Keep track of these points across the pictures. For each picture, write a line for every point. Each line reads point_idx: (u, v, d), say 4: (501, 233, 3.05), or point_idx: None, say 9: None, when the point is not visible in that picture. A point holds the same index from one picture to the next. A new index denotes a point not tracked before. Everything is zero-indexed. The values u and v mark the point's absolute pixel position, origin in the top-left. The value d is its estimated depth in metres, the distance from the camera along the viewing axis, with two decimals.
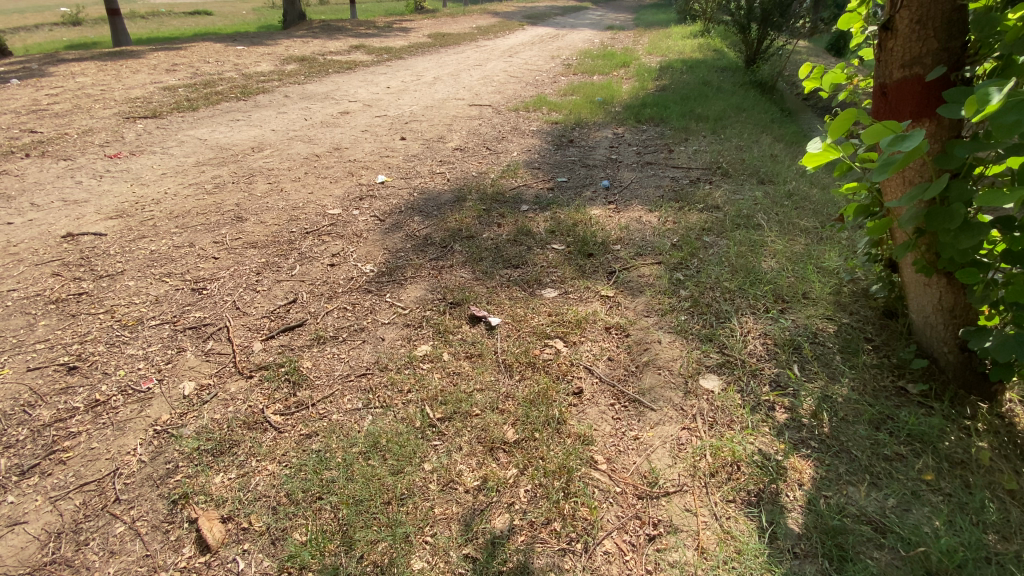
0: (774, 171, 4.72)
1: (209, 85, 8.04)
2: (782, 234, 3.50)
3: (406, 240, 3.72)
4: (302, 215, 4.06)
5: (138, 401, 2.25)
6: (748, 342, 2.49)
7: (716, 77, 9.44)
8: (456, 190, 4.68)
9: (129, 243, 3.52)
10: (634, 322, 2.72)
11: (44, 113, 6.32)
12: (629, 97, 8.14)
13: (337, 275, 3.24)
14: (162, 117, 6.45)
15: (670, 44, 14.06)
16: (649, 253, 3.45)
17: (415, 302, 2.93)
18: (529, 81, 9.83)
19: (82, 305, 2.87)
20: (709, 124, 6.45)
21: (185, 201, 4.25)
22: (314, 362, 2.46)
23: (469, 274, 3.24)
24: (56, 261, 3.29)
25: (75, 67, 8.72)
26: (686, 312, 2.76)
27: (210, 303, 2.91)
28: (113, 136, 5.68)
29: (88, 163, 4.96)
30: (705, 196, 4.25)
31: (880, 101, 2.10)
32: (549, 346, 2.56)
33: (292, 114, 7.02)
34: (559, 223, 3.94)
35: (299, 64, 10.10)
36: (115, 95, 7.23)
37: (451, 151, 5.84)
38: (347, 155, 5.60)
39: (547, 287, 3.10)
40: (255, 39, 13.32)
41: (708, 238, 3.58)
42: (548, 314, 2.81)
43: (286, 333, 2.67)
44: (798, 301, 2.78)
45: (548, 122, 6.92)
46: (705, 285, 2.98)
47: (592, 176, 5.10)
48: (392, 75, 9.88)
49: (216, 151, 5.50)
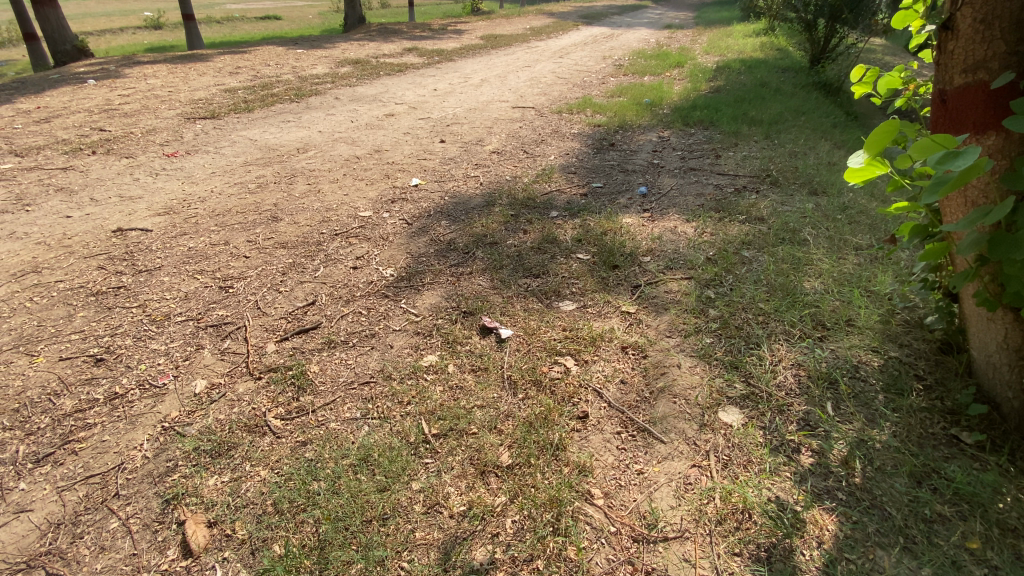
0: (830, 181, 4.34)
1: (266, 88, 8.41)
2: (830, 252, 3.19)
3: (430, 244, 3.69)
4: (334, 216, 4.13)
5: (153, 396, 2.34)
6: (778, 372, 2.26)
7: (777, 78, 8.89)
8: (487, 194, 4.63)
9: (170, 240, 3.70)
10: (653, 342, 2.55)
11: (116, 113, 6.82)
12: (679, 99, 7.81)
13: (358, 278, 3.26)
14: (220, 118, 6.81)
15: (730, 43, 13.40)
16: (679, 267, 3.24)
17: (428, 310, 2.88)
18: (576, 83, 9.64)
19: (118, 298, 3.03)
20: (763, 128, 6.06)
21: (227, 200, 4.44)
22: (322, 367, 2.45)
23: (487, 282, 3.16)
24: (103, 255, 3.50)
25: (149, 70, 9.38)
26: (711, 334, 2.56)
27: (233, 301, 2.99)
28: (173, 136, 6.04)
29: (148, 161, 5.29)
30: (749, 207, 3.97)
31: (938, 110, 1.84)
32: (559, 364, 2.44)
33: (339, 116, 7.22)
34: (587, 232, 3.80)
35: (353, 67, 10.42)
36: (181, 96, 7.72)
37: (487, 154, 5.80)
38: (386, 157, 5.69)
39: (566, 299, 2.97)
40: (315, 42, 13.91)
41: (747, 253, 3.32)
42: (563, 328, 2.69)
43: (299, 335, 2.69)
44: (841, 329, 2.51)
45: (590, 125, 6.75)
46: (736, 305, 2.76)
47: (629, 181, 4.90)
48: (441, 77, 9.99)
49: (264, 151, 5.72)
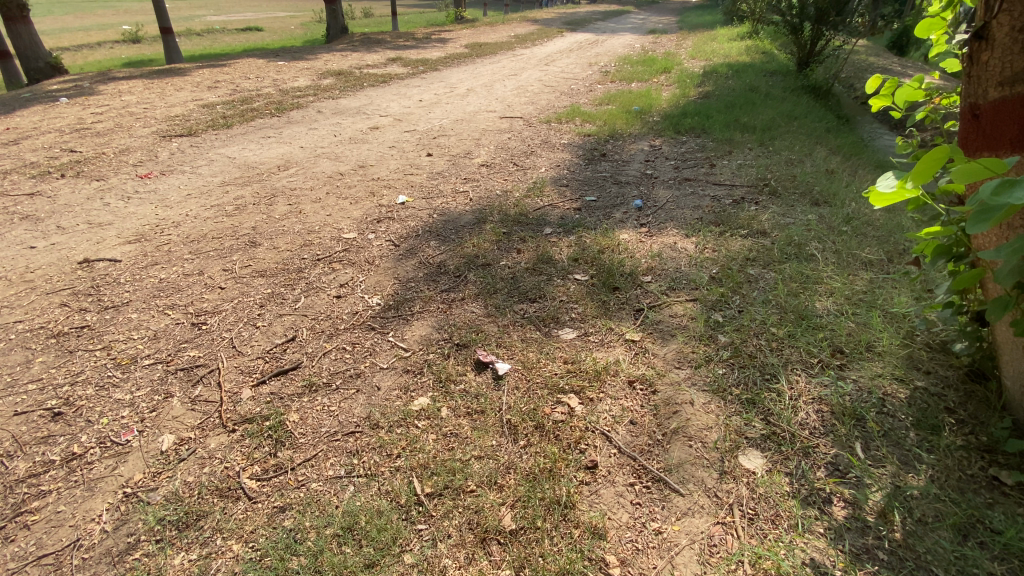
0: (830, 190, 4.22)
1: (246, 102, 8.17)
2: (840, 268, 3.05)
3: (419, 268, 3.49)
4: (316, 240, 3.92)
5: (115, 456, 2.11)
6: (799, 409, 2.09)
7: (765, 82, 8.83)
8: (477, 211, 4.44)
9: (140, 271, 3.47)
10: (662, 375, 2.37)
11: (88, 133, 6.54)
12: (669, 105, 7.71)
13: (342, 308, 3.05)
14: (197, 135, 6.56)
15: (714, 47, 13.40)
16: (683, 287, 3.07)
17: (418, 343, 2.68)
18: (564, 90, 9.52)
19: (81, 340, 2.79)
20: (756, 135, 5.95)
21: (203, 224, 4.21)
22: (302, 416, 2.24)
23: (480, 309, 2.97)
24: (67, 290, 3.25)
25: (124, 85, 9.09)
26: (724, 365, 2.38)
27: (207, 340, 2.76)
28: (147, 156, 5.78)
29: (120, 184, 5.03)
30: (750, 219, 3.83)
31: (970, 125, 1.69)
32: (562, 403, 2.25)
33: (322, 130, 7.00)
34: (583, 250, 3.62)
35: (336, 78, 10.21)
36: (156, 113, 7.45)
37: (476, 167, 5.63)
38: (371, 173, 5.49)
39: (565, 327, 2.79)
40: (297, 54, 13.66)
41: (753, 270, 3.17)
42: (564, 361, 2.50)
43: (278, 378, 2.47)
44: (861, 356, 2.35)
45: (580, 134, 6.60)
46: (748, 331, 2.59)
47: (624, 194, 4.74)
48: (426, 87, 9.82)
49: (244, 170, 5.49)
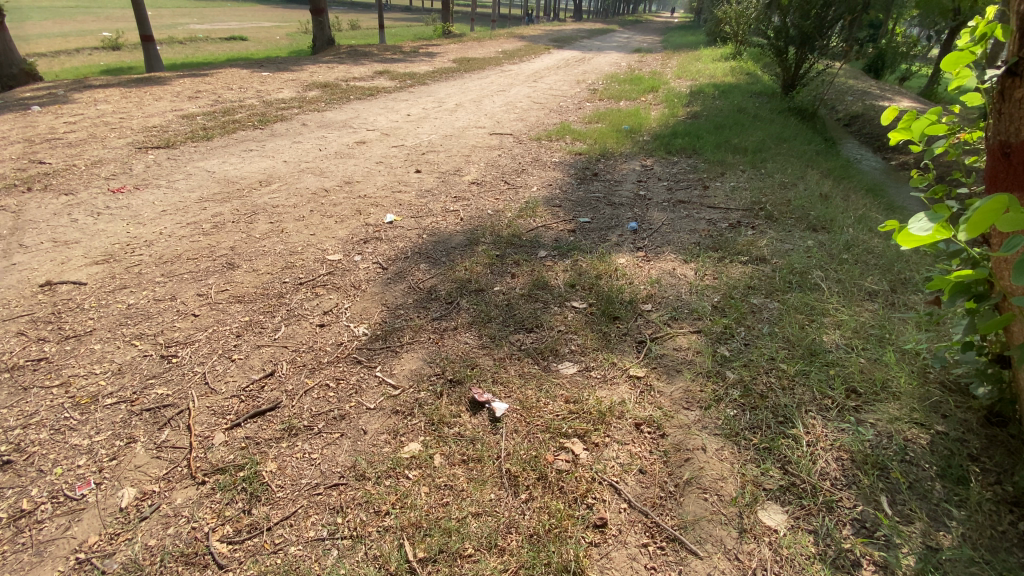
0: (827, 215, 4.18)
1: (228, 113, 7.94)
2: (845, 299, 2.96)
3: (408, 293, 3.32)
4: (299, 261, 3.72)
5: (68, 514, 1.87)
6: (817, 458, 1.97)
7: (752, 103, 8.92)
8: (468, 232, 4.29)
9: (107, 295, 3.22)
10: (670, 417, 2.23)
11: (59, 143, 6.25)
12: (658, 125, 7.71)
13: (326, 338, 2.85)
14: (175, 147, 6.32)
15: (699, 67, 13.60)
16: (686, 318, 2.96)
17: (408, 379, 2.50)
18: (552, 108, 9.50)
19: (38, 375, 2.54)
20: (747, 157, 5.94)
21: (178, 243, 3.97)
22: (280, 465, 2.04)
23: (474, 340, 2.80)
24: (25, 317, 3.00)
25: (100, 94, 8.78)
26: (734, 405, 2.26)
27: (177, 375, 2.54)
28: (121, 169, 5.52)
29: (90, 199, 4.77)
30: (749, 245, 3.75)
31: (998, 163, 1.61)
32: (565, 449, 2.10)
33: (307, 144, 6.82)
34: (580, 275, 3.49)
35: (322, 90, 10.03)
36: (133, 123, 7.18)
37: (467, 185, 5.49)
38: (358, 190, 5.30)
39: (565, 360, 2.64)
40: (282, 64, 13.46)
41: (756, 299, 3.07)
42: (566, 401, 2.35)
43: (253, 420, 2.27)
44: (877, 396, 2.25)
45: (571, 153, 6.54)
46: (757, 367, 2.47)
47: (618, 215, 4.65)
48: (414, 101, 9.70)
49: (223, 185, 5.26)
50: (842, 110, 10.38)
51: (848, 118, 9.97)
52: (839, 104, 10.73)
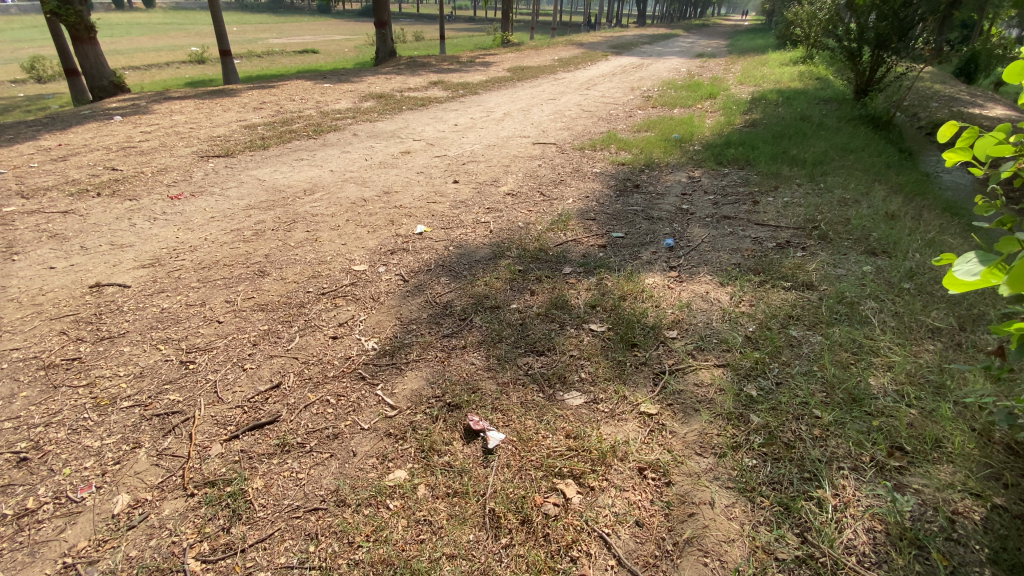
0: (890, 237, 3.75)
1: (286, 123, 8.35)
2: (901, 338, 2.61)
3: (424, 307, 3.27)
4: (325, 271, 3.77)
5: (65, 516, 1.96)
6: (843, 527, 1.71)
7: (819, 111, 8.29)
8: (494, 245, 4.21)
9: (145, 298, 3.41)
10: (678, 464, 2.03)
11: (133, 151, 6.79)
12: (711, 134, 7.32)
13: (335, 351, 2.84)
14: (234, 156, 6.69)
15: (764, 72, 12.86)
16: (712, 348, 2.72)
17: (407, 400, 2.42)
18: (602, 116, 9.27)
19: (69, 374, 2.71)
20: (805, 169, 5.49)
21: (218, 250, 4.15)
22: (266, 483, 2.04)
23: (481, 361, 2.70)
24: (70, 317, 3.22)
25: (177, 105, 9.50)
26: (754, 456, 2.03)
27: (190, 382, 2.63)
28: (182, 176, 5.90)
29: (150, 204, 5.11)
30: (795, 268, 3.42)
31: None
32: (556, 491, 1.95)
33: (354, 153, 7.03)
34: (604, 295, 3.31)
35: (377, 101, 10.35)
36: (200, 133, 7.69)
37: (502, 196, 5.43)
38: (395, 200, 5.37)
39: (572, 389, 2.48)
40: (344, 76, 14.02)
41: (796, 331, 2.77)
42: (567, 435, 2.19)
43: (251, 433, 2.29)
44: (926, 456, 1.94)
45: (614, 163, 6.32)
46: (786, 413, 2.21)
47: (654, 231, 4.40)
48: (463, 111, 9.80)
49: (270, 193, 5.49)
50: (925, 117, 9.46)
51: (931, 127, 9.05)
52: (923, 110, 9.78)
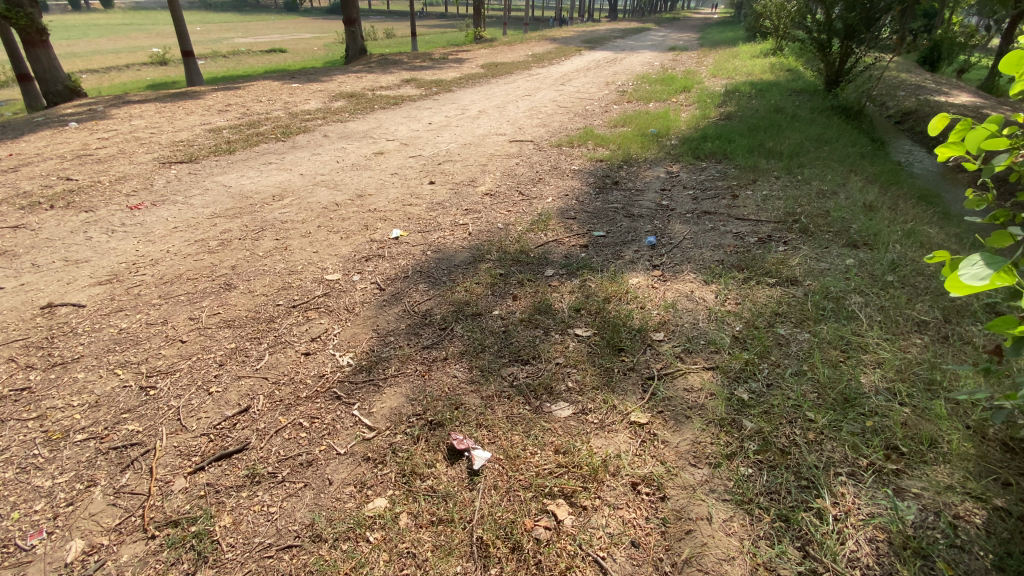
0: (870, 229, 3.75)
1: (253, 126, 8.05)
2: (888, 333, 2.58)
3: (402, 317, 3.13)
4: (296, 282, 3.60)
5: (13, 568, 1.81)
6: (846, 538, 1.65)
7: (791, 102, 8.36)
8: (473, 248, 4.08)
9: (102, 318, 3.20)
10: (672, 477, 1.95)
11: (90, 159, 6.44)
12: (688, 127, 7.30)
13: (308, 369, 2.68)
14: (198, 162, 6.40)
15: (736, 65, 12.96)
16: (700, 350, 2.65)
17: (385, 420, 2.29)
18: (578, 112, 9.19)
19: (16, 406, 2.50)
20: (782, 162, 5.49)
21: (181, 263, 3.93)
22: (235, 519, 1.91)
23: (464, 374, 2.58)
24: (19, 342, 3.00)
25: (137, 109, 9.09)
26: (750, 464, 1.96)
27: (151, 410, 2.45)
28: (143, 185, 5.61)
29: (108, 216, 4.84)
30: (778, 263, 3.38)
31: None
32: (546, 513, 1.85)
33: (325, 155, 6.80)
34: (588, 298, 3.22)
35: (347, 100, 10.08)
36: (162, 138, 7.36)
37: (480, 196, 5.30)
38: (369, 203, 5.20)
39: (559, 400, 2.38)
40: (314, 75, 13.64)
41: (783, 329, 2.72)
42: (556, 451, 2.09)
43: (218, 464, 2.14)
44: (922, 458, 1.90)
45: (592, 160, 6.24)
46: (779, 417, 2.15)
47: (636, 228, 4.33)
48: (437, 109, 9.60)
49: (237, 200, 5.26)
50: (893, 106, 9.63)
51: (900, 117, 9.22)
52: (891, 100, 9.96)
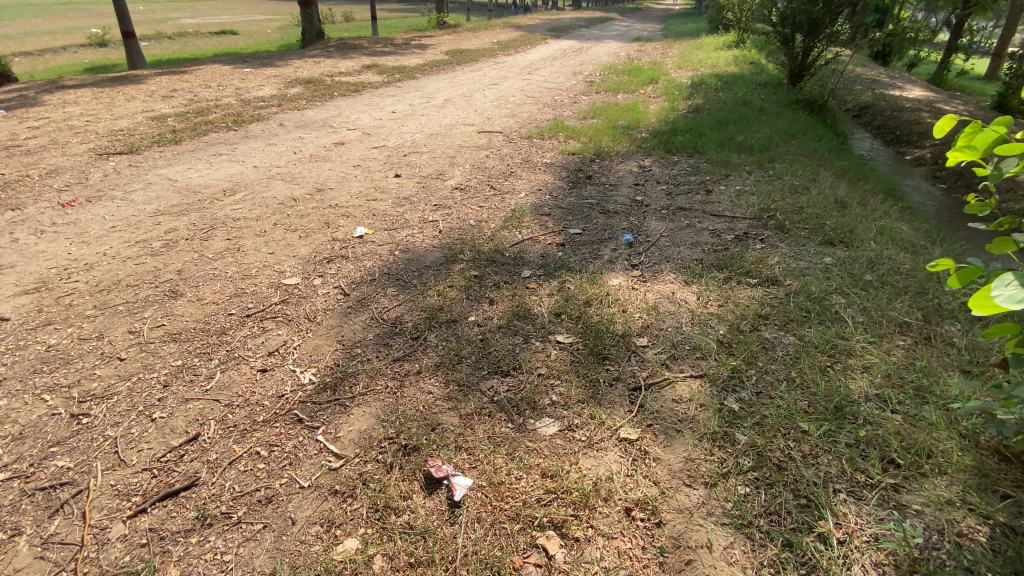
0: (845, 225, 3.76)
1: (202, 113, 7.49)
2: (872, 335, 2.55)
3: (369, 326, 2.90)
4: (251, 287, 3.30)
5: None
6: (851, 563, 1.58)
7: (757, 96, 8.43)
8: (445, 247, 3.87)
9: (27, 334, 2.83)
10: (668, 500, 1.84)
11: (15, 150, 5.82)
12: (658, 120, 7.24)
13: (265, 389, 2.44)
14: (140, 153, 5.89)
15: (701, 57, 13.04)
16: (686, 357, 2.55)
17: (354, 446, 2.09)
18: (547, 102, 9.01)
19: None
20: (753, 156, 5.49)
21: (120, 267, 3.55)
22: (184, 571, 1.67)
23: (439, 390, 2.39)
24: None
25: (70, 95, 8.33)
26: (746, 483, 1.87)
27: (84, 442, 2.16)
28: (76, 178, 5.09)
29: (36, 214, 4.36)
30: (758, 262, 3.32)
31: None
32: (536, 548, 1.70)
33: (282, 146, 6.39)
34: (567, 301, 3.08)
35: (305, 87, 9.55)
36: (99, 126, 6.74)
37: (450, 191, 5.07)
38: (330, 198, 4.88)
39: (544, 416, 2.23)
40: (268, 59, 12.90)
41: (768, 332, 2.65)
42: (542, 475, 1.95)
43: (163, 505, 1.89)
44: (919, 470, 1.86)
45: (564, 152, 6.09)
46: (772, 429, 2.07)
47: (612, 225, 4.21)
48: (401, 97, 9.22)
49: (184, 195, 4.84)
50: (851, 100, 9.89)
51: (858, 111, 9.47)
52: (848, 93, 10.21)
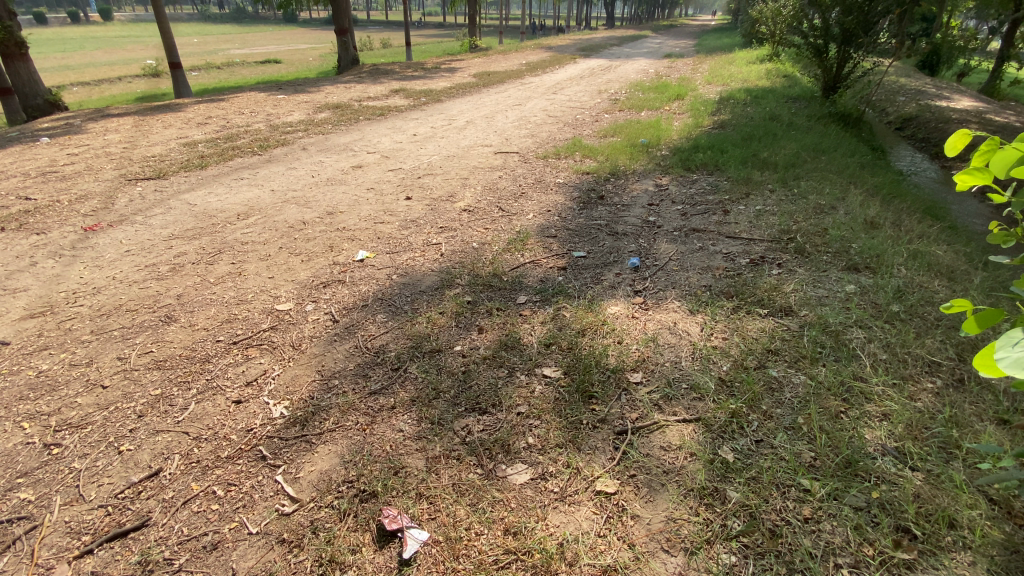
0: (872, 249, 3.44)
1: (231, 139, 7.77)
2: (895, 377, 2.27)
3: (352, 355, 2.81)
4: (243, 313, 3.29)
5: None
6: None
7: (788, 110, 8.08)
8: (443, 272, 3.77)
9: (22, 359, 2.88)
10: (640, 567, 1.63)
11: (53, 177, 6.15)
12: (680, 136, 7.02)
13: (236, 422, 2.36)
14: (166, 178, 6.12)
15: (732, 71, 12.71)
16: (682, 396, 2.32)
17: (312, 489, 1.98)
18: (568, 121, 8.92)
19: None
20: (778, 173, 5.20)
21: (124, 291, 3.61)
22: None
23: (411, 428, 2.25)
24: None
25: (114, 123, 8.83)
26: (733, 551, 1.64)
27: (49, 473, 2.13)
28: (103, 204, 5.31)
29: (59, 238, 4.55)
30: (772, 288, 3.06)
31: None
32: None
33: (301, 169, 6.52)
34: (560, 330, 2.90)
35: (332, 112, 9.80)
36: (134, 153, 7.08)
37: (457, 213, 4.99)
38: (338, 221, 4.90)
39: (516, 462, 2.05)
40: (301, 86, 13.39)
41: (775, 370, 2.39)
42: (504, 531, 1.78)
43: (110, 546, 1.83)
44: (939, 545, 1.58)
45: (578, 172, 5.94)
46: (769, 487, 1.82)
47: (619, 248, 4.02)
48: (424, 120, 9.33)
49: (199, 219, 4.97)
50: (893, 112, 9.36)
51: (899, 123, 8.94)
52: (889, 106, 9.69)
